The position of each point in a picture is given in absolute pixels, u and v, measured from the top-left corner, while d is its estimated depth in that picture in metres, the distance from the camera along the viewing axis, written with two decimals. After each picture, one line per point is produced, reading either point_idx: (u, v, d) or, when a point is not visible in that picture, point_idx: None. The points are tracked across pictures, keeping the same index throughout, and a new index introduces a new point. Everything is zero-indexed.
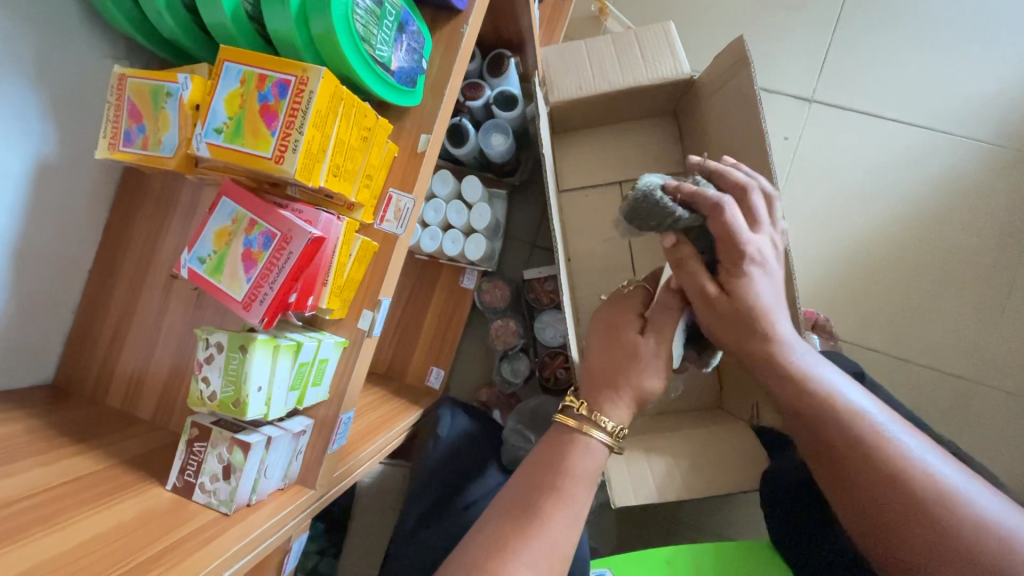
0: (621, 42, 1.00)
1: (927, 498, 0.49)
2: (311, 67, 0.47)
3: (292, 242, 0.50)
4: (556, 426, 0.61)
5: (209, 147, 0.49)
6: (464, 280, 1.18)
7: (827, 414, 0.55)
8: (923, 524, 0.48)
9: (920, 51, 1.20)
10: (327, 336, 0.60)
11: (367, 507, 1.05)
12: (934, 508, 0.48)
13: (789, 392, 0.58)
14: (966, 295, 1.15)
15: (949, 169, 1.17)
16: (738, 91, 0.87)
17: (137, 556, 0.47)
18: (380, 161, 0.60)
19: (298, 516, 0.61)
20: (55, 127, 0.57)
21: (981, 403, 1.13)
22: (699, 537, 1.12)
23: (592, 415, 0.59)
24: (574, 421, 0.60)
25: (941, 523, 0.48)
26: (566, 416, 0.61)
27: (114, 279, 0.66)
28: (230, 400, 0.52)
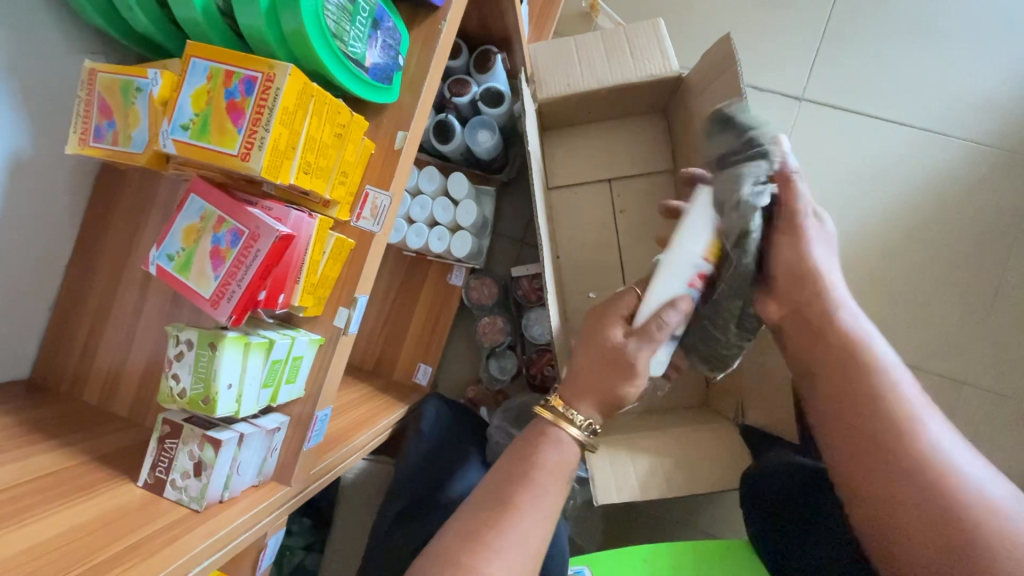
0: (610, 40, 0.99)
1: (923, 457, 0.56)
2: (277, 64, 0.46)
3: (260, 240, 0.50)
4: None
5: (176, 144, 0.48)
6: (452, 277, 1.17)
7: (865, 378, 0.61)
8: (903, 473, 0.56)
9: (912, 50, 1.19)
10: (301, 334, 0.59)
11: (353, 502, 1.06)
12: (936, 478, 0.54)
13: (837, 351, 0.64)
14: (954, 295, 1.15)
15: (940, 169, 1.17)
16: (725, 89, 0.86)
17: (105, 551, 0.47)
18: (356, 158, 0.60)
19: (273, 512, 0.61)
20: (27, 122, 0.57)
21: (967, 402, 1.13)
22: (683, 534, 1.13)
23: (568, 411, 0.64)
24: (551, 415, 0.64)
25: (938, 488, 0.53)
26: (544, 409, 0.65)
27: (91, 275, 0.65)
28: (199, 398, 0.52)
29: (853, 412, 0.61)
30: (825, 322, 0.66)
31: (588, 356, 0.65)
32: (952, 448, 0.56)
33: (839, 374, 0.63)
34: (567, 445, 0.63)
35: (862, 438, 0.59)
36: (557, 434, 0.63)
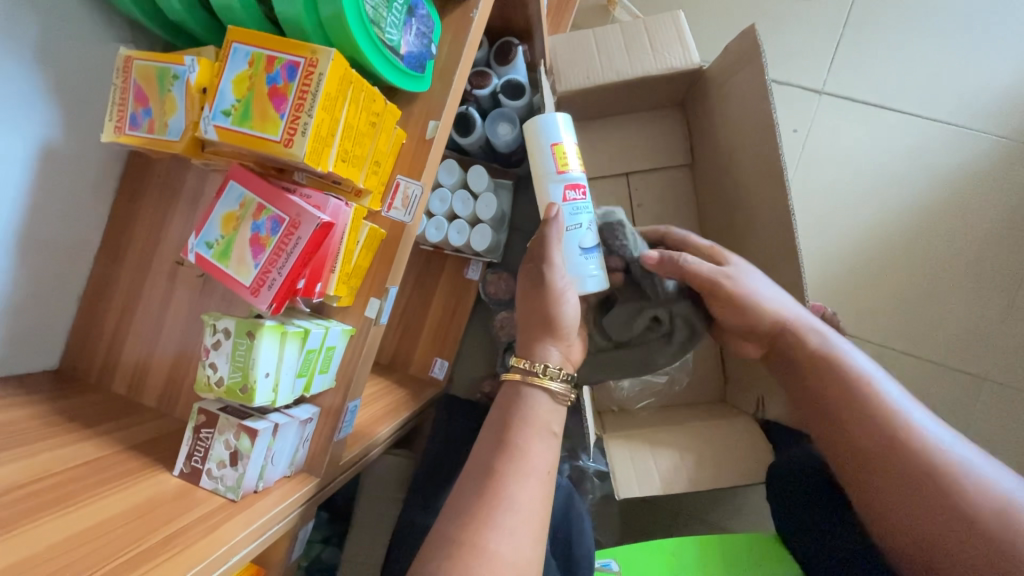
0: (630, 31, 0.98)
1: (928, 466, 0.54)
2: (321, 48, 0.46)
3: (301, 227, 0.49)
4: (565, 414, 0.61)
5: (217, 129, 0.48)
6: (468, 271, 1.17)
7: (845, 393, 0.60)
8: (910, 485, 0.54)
9: (933, 43, 1.18)
10: (334, 324, 0.59)
11: (372, 496, 1.05)
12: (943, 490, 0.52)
13: (818, 372, 0.63)
14: (976, 290, 1.14)
15: (961, 162, 1.16)
16: (749, 81, 0.85)
17: (144, 541, 0.47)
18: (388, 147, 0.60)
19: (305, 502, 0.61)
20: (60, 110, 0.57)
21: (988, 398, 1.12)
22: (701, 530, 1.12)
23: (529, 363, 0.62)
24: (518, 374, 0.62)
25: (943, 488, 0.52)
26: (511, 372, 0.63)
27: (120, 265, 0.65)
28: (237, 386, 0.52)
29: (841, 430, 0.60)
30: (795, 343, 0.65)
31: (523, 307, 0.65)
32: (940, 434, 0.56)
33: (818, 395, 0.62)
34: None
35: (855, 456, 0.59)
36: (529, 389, 0.62)
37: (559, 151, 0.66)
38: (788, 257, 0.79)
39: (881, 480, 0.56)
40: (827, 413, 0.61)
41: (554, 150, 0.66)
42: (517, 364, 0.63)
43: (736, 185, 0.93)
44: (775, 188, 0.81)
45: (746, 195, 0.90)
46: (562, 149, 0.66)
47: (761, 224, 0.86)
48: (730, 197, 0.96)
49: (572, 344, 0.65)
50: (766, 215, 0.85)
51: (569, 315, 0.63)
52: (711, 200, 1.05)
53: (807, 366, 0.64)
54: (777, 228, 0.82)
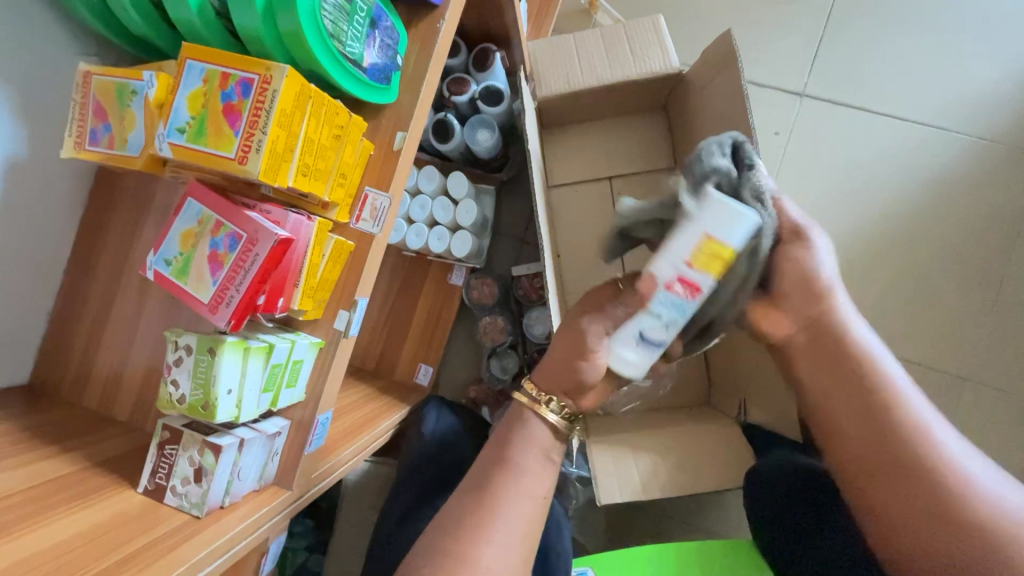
0: (610, 35, 0.98)
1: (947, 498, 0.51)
2: (274, 65, 0.46)
3: (259, 244, 0.49)
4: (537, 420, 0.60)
5: (173, 147, 0.48)
6: (452, 276, 1.17)
7: (893, 415, 0.54)
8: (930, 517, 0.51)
9: (913, 46, 1.18)
10: (302, 337, 0.59)
11: (355, 504, 1.05)
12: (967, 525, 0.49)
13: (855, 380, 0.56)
14: (958, 291, 1.14)
15: (943, 164, 1.16)
16: (726, 87, 0.85)
17: (106, 559, 0.46)
18: (354, 160, 0.59)
19: (277, 515, 0.61)
20: (24, 125, 0.56)
21: (970, 400, 1.12)
22: (687, 533, 1.12)
23: (537, 399, 0.61)
24: (526, 399, 0.62)
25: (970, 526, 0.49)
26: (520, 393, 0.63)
27: (89, 279, 0.65)
28: (199, 403, 0.52)
29: (881, 455, 0.54)
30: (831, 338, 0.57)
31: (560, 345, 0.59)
32: (975, 467, 0.52)
33: (863, 410, 0.55)
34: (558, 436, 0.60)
35: (894, 484, 0.53)
36: (529, 419, 0.61)
37: (708, 247, 0.45)
38: None
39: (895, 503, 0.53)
40: (866, 428, 0.55)
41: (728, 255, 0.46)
42: (526, 389, 0.63)
43: None
44: None
45: None
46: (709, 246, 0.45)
47: None
48: None
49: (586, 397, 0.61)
50: None
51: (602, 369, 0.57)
52: None
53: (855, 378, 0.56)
54: None
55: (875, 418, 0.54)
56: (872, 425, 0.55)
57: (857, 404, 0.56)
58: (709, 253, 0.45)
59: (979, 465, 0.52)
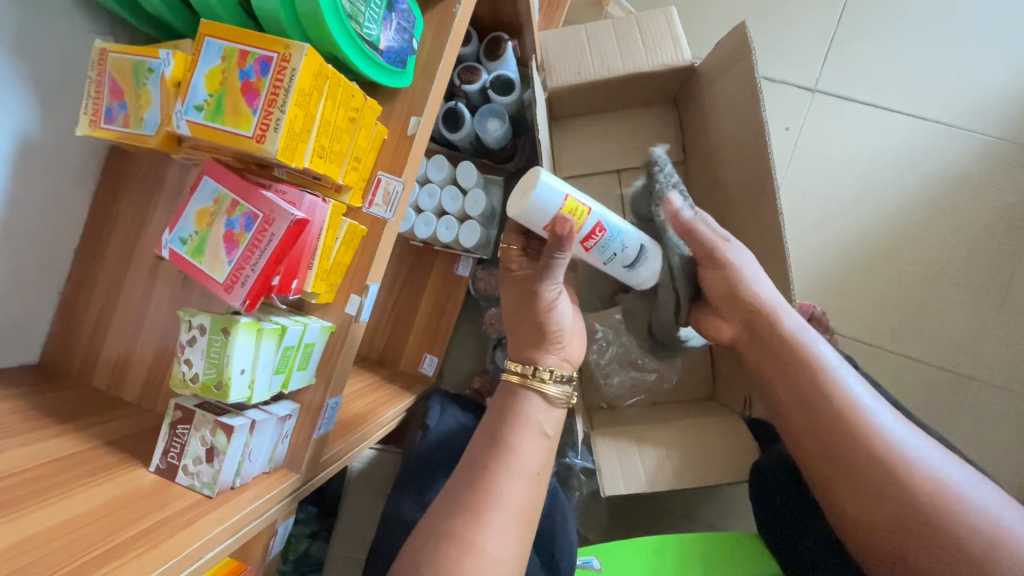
0: (621, 26, 0.97)
1: (902, 468, 0.55)
2: (294, 43, 0.46)
3: (275, 224, 0.49)
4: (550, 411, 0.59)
5: (190, 124, 0.48)
6: (459, 267, 1.17)
7: (822, 393, 0.61)
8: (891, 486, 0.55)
9: (926, 42, 1.17)
10: (312, 321, 0.59)
11: (359, 492, 1.05)
12: (925, 491, 0.53)
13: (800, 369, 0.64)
14: (966, 290, 1.14)
15: (953, 162, 1.15)
16: (739, 80, 0.85)
17: (119, 535, 0.46)
18: (368, 144, 0.59)
19: (286, 498, 0.61)
20: (36, 101, 0.56)
21: (975, 399, 1.12)
22: (689, 527, 1.13)
23: (528, 370, 0.61)
24: (517, 377, 0.62)
25: (921, 491, 0.53)
26: (508, 375, 0.63)
27: (100, 259, 0.65)
28: (212, 383, 0.52)
29: (816, 427, 0.61)
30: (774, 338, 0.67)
31: (516, 316, 0.64)
32: (928, 450, 0.56)
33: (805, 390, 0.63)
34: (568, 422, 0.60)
35: (831, 452, 0.59)
36: (526, 394, 0.61)
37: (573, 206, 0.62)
38: (775, 260, 0.79)
39: (857, 474, 0.57)
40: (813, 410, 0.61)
41: (569, 201, 0.62)
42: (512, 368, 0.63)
43: (725, 183, 0.93)
44: (764, 186, 0.81)
45: (734, 193, 0.90)
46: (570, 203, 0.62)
47: (749, 222, 0.86)
48: (718, 194, 0.96)
49: (570, 349, 0.65)
50: (753, 215, 0.85)
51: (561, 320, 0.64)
52: (701, 197, 1.04)
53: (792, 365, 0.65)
54: (765, 229, 0.82)
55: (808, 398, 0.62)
56: (806, 406, 0.62)
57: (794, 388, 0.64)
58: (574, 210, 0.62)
59: (921, 441, 0.57)
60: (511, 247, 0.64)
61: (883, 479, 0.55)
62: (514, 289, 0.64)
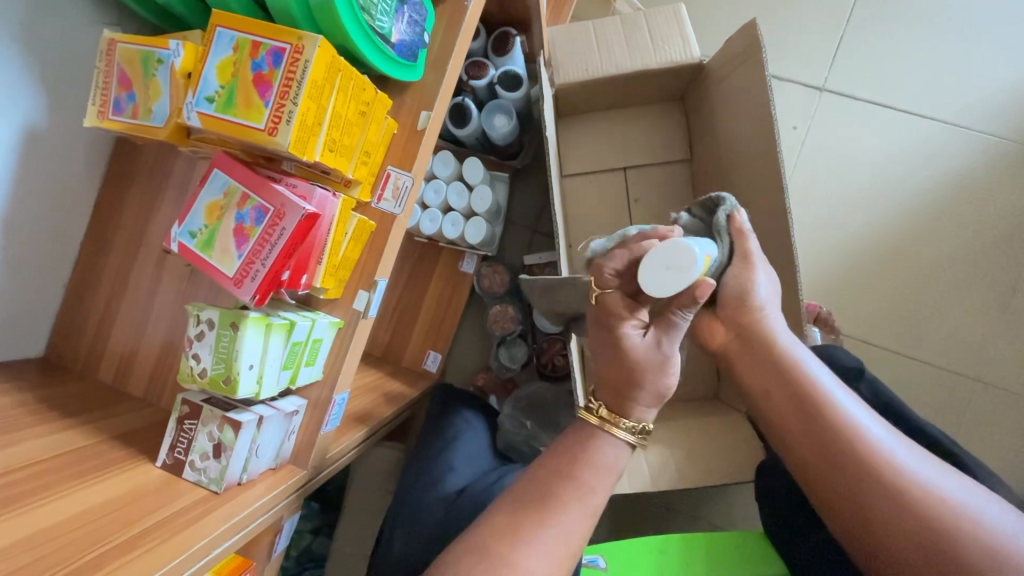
0: (630, 23, 0.96)
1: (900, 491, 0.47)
2: (307, 34, 0.45)
3: (286, 218, 0.49)
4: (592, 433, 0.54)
5: (201, 116, 0.47)
6: (463, 264, 1.16)
7: (829, 411, 0.53)
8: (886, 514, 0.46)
9: (935, 42, 1.17)
10: (321, 316, 0.59)
11: (362, 488, 1.05)
12: (925, 518, 0.45)
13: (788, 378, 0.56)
14: (973, 292, 1.13)
15: (961, 163, 1.15)
16: (748, 78, 0.84)
17: (127, 531, 0.46)
18: (378, 138, 0.59)
19: (292, 493, 0.61)
20: (43, 91, 0.55)
21: (980, 400, 1.12)
22: (692, 526, 1.13)
23: (616, 416, 0.52)
24: (597, 419, 0.53)
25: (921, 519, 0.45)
26: (586, 414, 0.54)
27: (106, 252, 0.64)
28: (221, 377, 0.52)
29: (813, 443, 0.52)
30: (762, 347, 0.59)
31: (604, 359, 0.54)
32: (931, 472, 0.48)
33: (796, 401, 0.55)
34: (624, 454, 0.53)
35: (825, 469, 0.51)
36: (604, 439, 0.52)
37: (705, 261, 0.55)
38: (783, 259, 0.79)
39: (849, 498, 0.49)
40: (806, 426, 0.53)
41: (705, 258, 0.53)
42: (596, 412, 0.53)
43: (733, 182, 0.92)
44: (773, 185, 0.81)
45: (742, 192, 0.89)
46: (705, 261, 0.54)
47: (757, 221, 0.85)
48: (726, 193, 0.95)
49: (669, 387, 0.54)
50: (762, 215, 0.84)
51: (653, 367, 0.52)
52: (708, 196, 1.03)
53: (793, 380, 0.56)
54: (773, 228, 0.81)
55: (814, 417, 0.53)
56: (812, 425, 0.53)
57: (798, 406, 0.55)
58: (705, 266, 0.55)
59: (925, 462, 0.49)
60: (606, 289, 0.54)
61: (878, 503, 0.47)
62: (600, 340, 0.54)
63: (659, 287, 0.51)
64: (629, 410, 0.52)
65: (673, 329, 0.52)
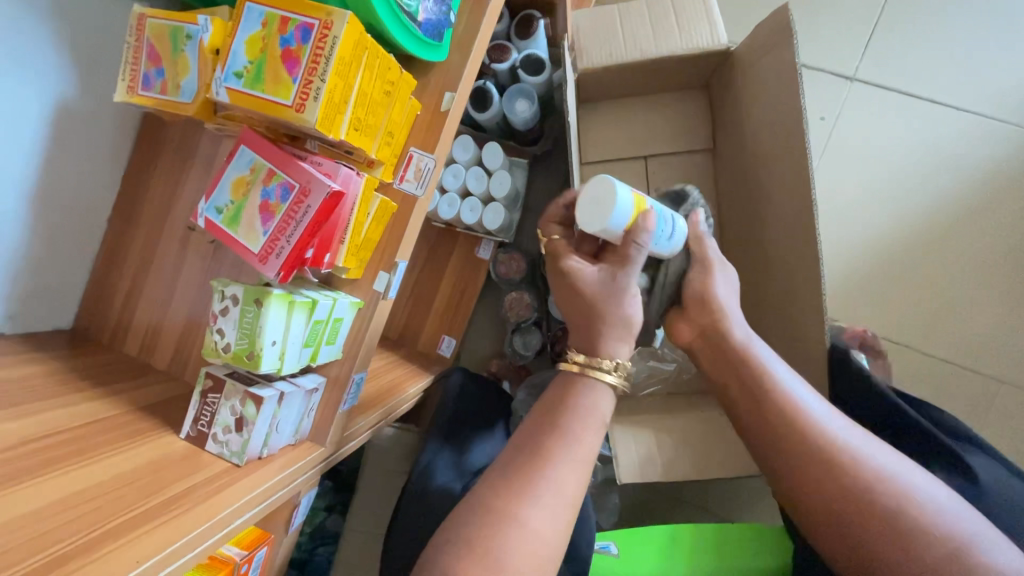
0: (656, 6, 0.94)
1: (840, 468, 0.51)
2: (336, 10, 0.45)
3: (311, 196, 0.49)
4: (580, 386, 0.57)
5: (229, 92, 0.47)
6: (479, 250, 1.17)
7: (780, 403, 0.57)
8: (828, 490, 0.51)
9: (974, 32, 1.12)
10: (342, 296, 0.59)
11: (376, 468, 1.07)
12: (862, 489, 0.49)
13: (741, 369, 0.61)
14: (1001, 291, 1.10)
15: (995, 158, 1.11)
16: (778, 65, 0.82)
17: (152, 500, 0.47)
18: (402, 119, 0.58)
19: (311, 469, 0.62)
20: (73, 65, 0.56)
21: (1004, 403, 1.09)
22: (701, 517, 1.12)
23: (592, 358, 0.58)
24: (577, 366, 0.58)
25: (856, 491, 0.49)
26: (568, 363, 0.59)
27: (132, 228, 0.65)
28: (244, 353, 0.52)
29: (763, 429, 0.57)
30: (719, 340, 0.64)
31: (567, 298, 0.61)
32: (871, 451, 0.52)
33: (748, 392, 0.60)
34: (603, 394, 0.57)
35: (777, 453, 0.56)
36: (589, 385, 0.57)
37: (638, 199, 0.60)
38: (806, 251, 0.77)
39: (797, 476, 0.53)
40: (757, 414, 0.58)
41: (635, 198, 0.60)
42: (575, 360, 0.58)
43: (757, 172, 0.90)
44: (798, 176, 0.79)
45: (765, 182, 0.88)
46: (638, 200, 0.60)
47: (781, 212, 0.84)
48: (749, 183, 0.93)
49: (636, 324, 0.59)
50: (786, 206, 0.82)
51: (607, 294, 0.58)
52: (730, 186, 1.01)
53: (745, 374, 0.61)
54: (797, 219, 0.80)
55: (760, 404, 0.58)
56: (762, 416, 0.58)
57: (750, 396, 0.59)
58: (641, 205, 0.60)
59: (865, 442, 0.53)
60: (555, 237, 0.66)
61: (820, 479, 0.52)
62: (557, 277, 0.62)
63: (588, 218, 0.58)
64: (602, 350, 0.58)
65: (625, 261, 0.59)
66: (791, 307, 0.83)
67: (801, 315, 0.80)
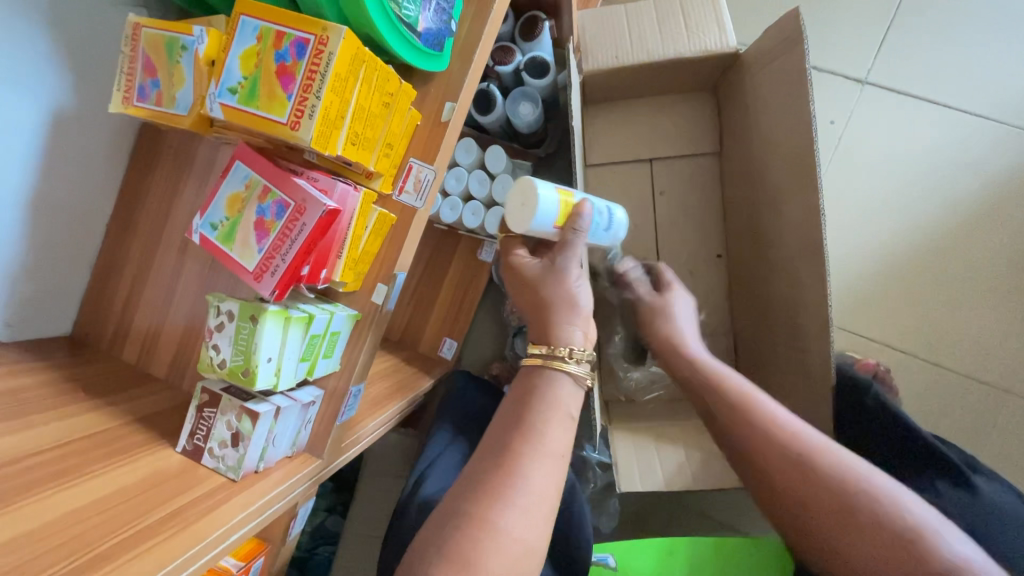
0: (663, 7, 0.92)
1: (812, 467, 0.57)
2: (332, 26, 0.44)
3: (306, 214, 0.48)
4: (544, 376, 0.57)
5: (223, 108, 0.46)
6: (482, 253, 1.15)
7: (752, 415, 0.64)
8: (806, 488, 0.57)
9: (989, 35, 1.10)
10: (339, 309, 0.58)
11: (376, 471, 1.07)
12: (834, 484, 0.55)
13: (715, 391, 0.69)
14: (1011, 301, 1.08)
15: (1008, 164, 1.09)
16: (787, 71, 0.80)
17: (148, 518, 0.47)
18: (401, 130, 0.57)
19: (308, 481, 0.62)
20: (69, 73, 0.55)
21: (1012, 414, 1.08)
22: (701, 524, 1.12)
23: (548, 346, 0.58)
24: (540, 355, 0.58)
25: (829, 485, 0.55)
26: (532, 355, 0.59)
27: (130, 235, 0.65)
28: (239, 369, 0.52)
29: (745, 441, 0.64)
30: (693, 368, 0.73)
31: (518, 288, 0.63)
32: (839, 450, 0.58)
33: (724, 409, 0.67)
34: (567, 384, 0.57)
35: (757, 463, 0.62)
36: (550, 373, 0.57)
37: (565, 193, 0.62)
38: (811, 263, 0.76)
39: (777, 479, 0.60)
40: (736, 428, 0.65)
41: (561, 194, 0.62)
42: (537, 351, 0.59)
43: (763, 180, 0.89)
44: (805, 185, 0.77)
45: (771, 190, 0.86)
46: (565, 195, 0.62)
47: (787, 221, 0.82)
48: (755, 190, 0.92)
49: (587, 311, 0.60)
50: (792, 216, 0.81)
51: (552, 279, 0.60)
52: (736, 192, 1.00)
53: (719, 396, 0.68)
54: (802, 230, 0.79)
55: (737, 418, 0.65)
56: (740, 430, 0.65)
57: (732, 418, 0.66)
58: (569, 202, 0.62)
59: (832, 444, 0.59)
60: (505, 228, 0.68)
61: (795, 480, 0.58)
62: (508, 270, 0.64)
63: (518, 222, 0.60)
64: (559, 337, 0.58)
65: (565, 246, 0.61)
66: (796, 319, 0.81)
67: (805, 328, 0.79)
